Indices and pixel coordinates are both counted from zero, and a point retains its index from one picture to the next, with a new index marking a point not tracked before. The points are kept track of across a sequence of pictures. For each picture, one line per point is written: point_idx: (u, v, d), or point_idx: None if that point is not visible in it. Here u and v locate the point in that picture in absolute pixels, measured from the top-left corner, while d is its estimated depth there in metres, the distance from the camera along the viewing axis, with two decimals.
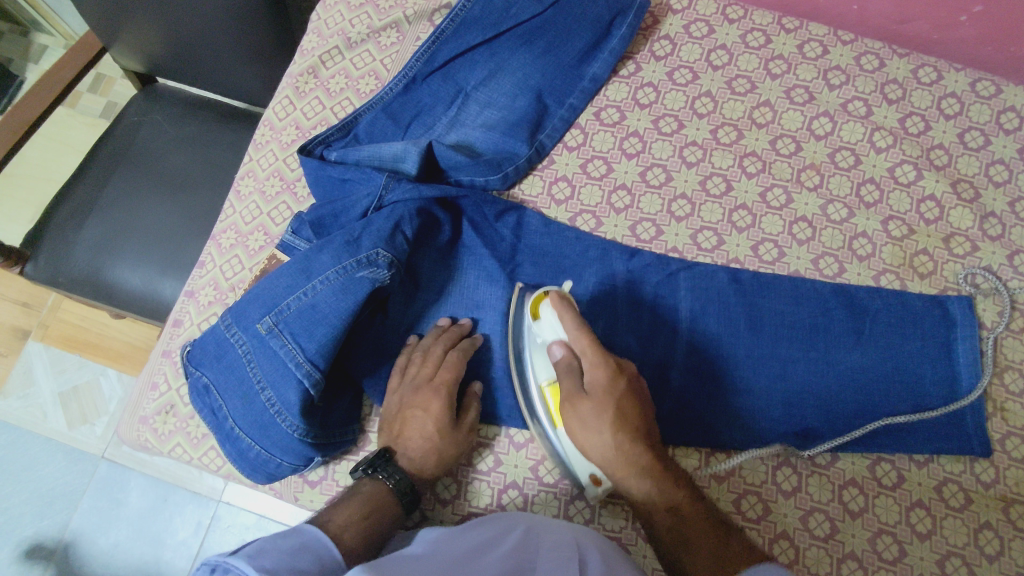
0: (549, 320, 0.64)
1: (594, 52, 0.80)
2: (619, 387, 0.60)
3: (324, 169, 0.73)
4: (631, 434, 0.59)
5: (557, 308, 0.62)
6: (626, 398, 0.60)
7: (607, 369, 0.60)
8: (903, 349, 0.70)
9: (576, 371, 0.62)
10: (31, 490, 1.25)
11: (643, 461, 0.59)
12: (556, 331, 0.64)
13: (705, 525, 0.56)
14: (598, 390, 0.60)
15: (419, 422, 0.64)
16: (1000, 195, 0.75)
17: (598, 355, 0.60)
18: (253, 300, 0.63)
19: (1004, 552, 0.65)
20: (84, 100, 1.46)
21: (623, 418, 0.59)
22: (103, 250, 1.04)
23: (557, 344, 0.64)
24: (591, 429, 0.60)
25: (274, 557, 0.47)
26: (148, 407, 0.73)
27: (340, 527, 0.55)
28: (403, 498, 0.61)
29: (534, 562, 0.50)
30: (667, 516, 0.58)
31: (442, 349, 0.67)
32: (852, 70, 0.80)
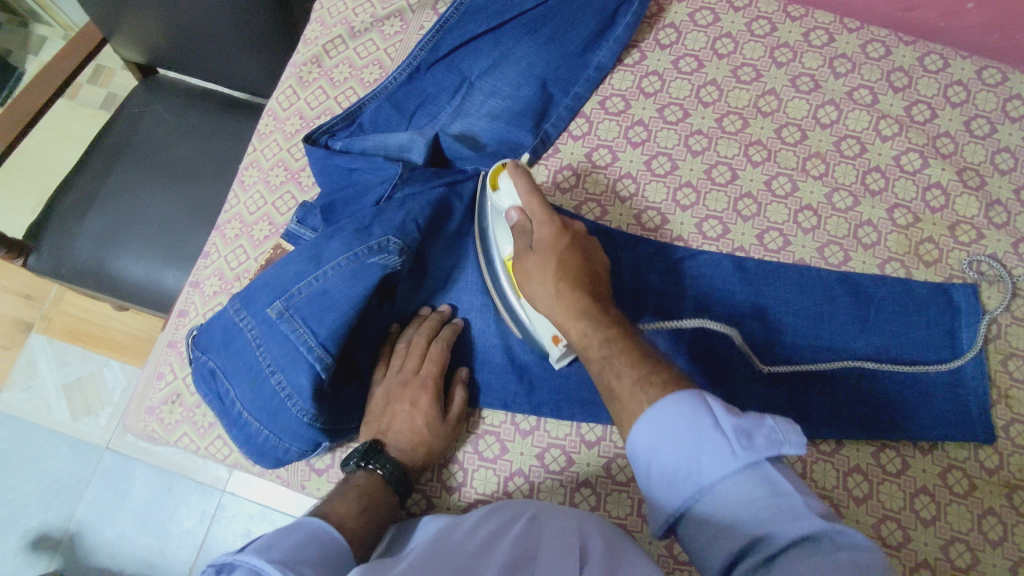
0: (506, 189, 0.65)
1: (598, 40, 0.80)
2: (566, 240, 0.60)
3: (330, 159, 0.72)
4: (573, 280, 0.58)
5: (510, 174, 0.64)
6: (571, 250, 0.60)
7: (554, 226, 0.61)
8: (907, 336, 0.70)
9: (528, 231, 0.62)
10: (37, 482, 1.25)
11: (583, 304, 0.57)
12: (510, 197, 0.65)
13: (636, 354, 0.52)
14: (545, 242, 0.61)
15: (407, 416, 0.64)
16: (1006, 183, 0.75)
17: (546, 211, 0.61)
18: (263, 286, 0.64)
19: (1008, 538, 0.65)
20: (84, 91, 1.46)
21: (567, 266, 0.59)
22: (105, 242, 1.04)
23: (513, 209, 0.64)
24: (537, 280, 0.60)
25: (282, 548, 0.47)
26: (154, 397, 0.73)
27: (340, 519, 0.56)
28: (396, 488, 0.61)
29: (538, 547, 0.49)
30: (599, 348, 0.54)
31: (424, 341, 0.67)
32: (858, 58, 0.79)
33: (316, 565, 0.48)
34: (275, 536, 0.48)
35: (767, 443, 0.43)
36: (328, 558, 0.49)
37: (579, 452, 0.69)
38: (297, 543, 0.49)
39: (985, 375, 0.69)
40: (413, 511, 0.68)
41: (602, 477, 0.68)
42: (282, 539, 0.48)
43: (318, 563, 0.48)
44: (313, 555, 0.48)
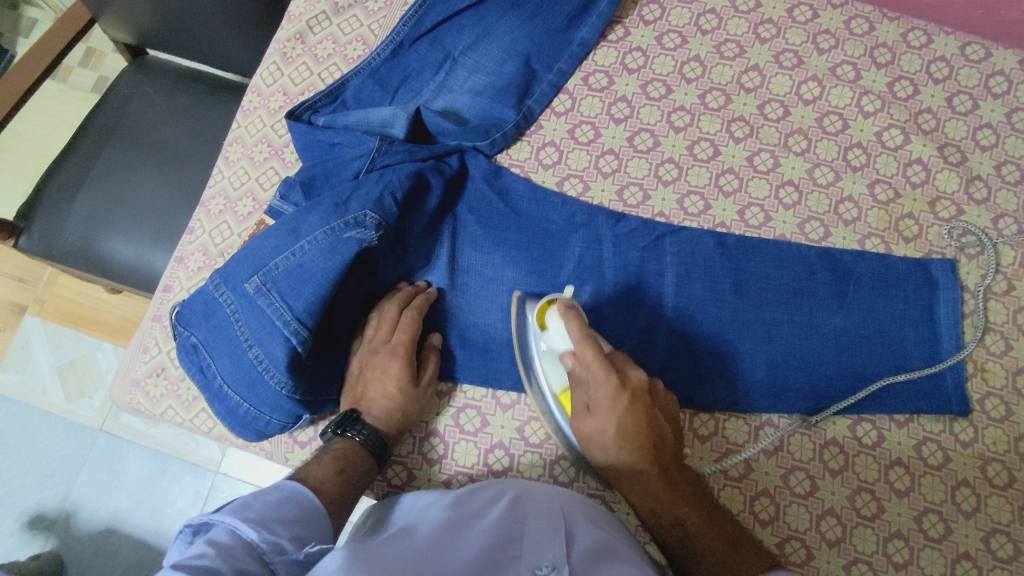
0: (557, 329, 0.64)
1: (582, 16, 0.79)
2: (625, 400, 0.60)
3: (313, 134, 0.73)
4: (635, 451, 0.60)
5: (561, 316, 0.63)
6: (632, 413, 0.60)
7: (609, 386, 0.60)
8: (885, 311, 0.71)
9: (584, 382, 0.62)
10: (32, 463, 1.26)
11: (649, 480, 0.60)
12: (563, 340, 0.64)
13: (713, 538, 0.58)
14: (603, 405, 0.61)
15: (381, 383, 0.65)
16: (987, 159, 0.75)
17: (602, 369, 0.60)
18: (242, 260, 0.64)
19: (981, 509, 0.66)
20: (75, 74, 1.46)
21: (627, 435, 0.60)
22: (95, 223, 1.04)
23: (565, 355, 0.63)
24: (597, 444, 0.62)
25: (259, 506, 0.48)
26: (139, 370, 0.74)
27: (319, 481, 0.57)
28: (374, 451, 0.62)
29: (521, 533, 0.49)
30: (671, 527, 0.60)
31: (396, 309, 0.68)
32: (842, 34, 0.79)
33: (291, 524, 0.49)
34: (250, 496, 0.49)
35: None
36: (304, 519, 0.50)
37: None
38: (272, 504, 0.49)
39: (962, 348, 0.70)
40: (394, 482, 0.69)
41: None
42: (259, 498, 0.49)
43: (292, 522, 0.49)
44: (287, 515, 0.49)
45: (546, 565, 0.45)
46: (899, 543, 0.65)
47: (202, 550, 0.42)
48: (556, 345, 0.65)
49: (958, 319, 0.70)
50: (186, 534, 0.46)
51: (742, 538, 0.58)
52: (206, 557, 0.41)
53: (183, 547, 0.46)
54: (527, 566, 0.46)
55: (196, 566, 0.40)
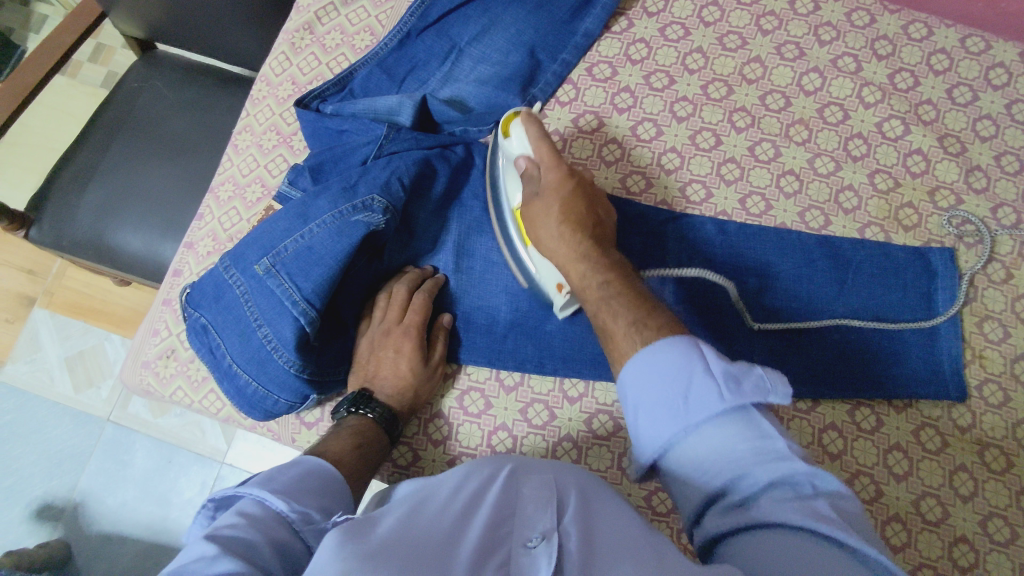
0: (517, 134, 0.67)
1: (586, 7, 0.81)
2: (571, 187, 0.62)
3: (321, 121, 0.75)
4: (573, 225, 0.61)
5: (522, 121, 0.65)
6: (575, 200, 0.62)
7: (559, 171, 0.63)
8: (884, 297, 0.72)
9: (533, 176, 0.64)
10: (41, 452, 1.28)
11: (584, 248, 0.60)
12: (522, 143, 0.66)
13: (636, 302, 0.54)
14: (552, 190, 0.62)
15: (392, 363, 0.67)
16: (986, 149, 0.76)
17: (553, 159, 0.63)
18: (252, 243, 0.65)
19: (978, 493, 0.67)
20: (85, 69, 1.47)
21: (568, 211, 0.61)
22: (105, 213, 1.06)
23: (522, 156, 0.65)
24: (540, 225, 0.62)
25: (285, 480, 0.49)
26: (150, 352, 0.75)
27: (336, 455, 0.58)
28: (388, 429, 0.64)
29: (516, 503, 0.50)
30: (597, 290, 0.57)
31: (406, 291, 0.69)
32: (843, 27, 0.80)
33: (316, 496, 0.49)
34: (276, 470, 0.49)
35: (753, 389, 0.44)
36: (329, 491, 0.51)
37: (561, 408, 0.71)
38: (297, 476, 0.50)
39: (958, 335, 0.71)
40: (400, 463, 0.70)
41: (583, 431, 0.70)
42: (283, 471, 0.50)
43: (318, 493, 0.49)
44: (313, 487, 0.50)
45: (538, 535, 0.46)
46: (897, 526, 0.66)
47: (232, 521, 0.44)
48: (514, 149, 0.66)
49: (955, 306, 0.71)
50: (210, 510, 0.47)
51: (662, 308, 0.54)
52: (237, 530, 0.42)
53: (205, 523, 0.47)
54: (519, 538, 0.47)
55: (230, 536, 0.41)
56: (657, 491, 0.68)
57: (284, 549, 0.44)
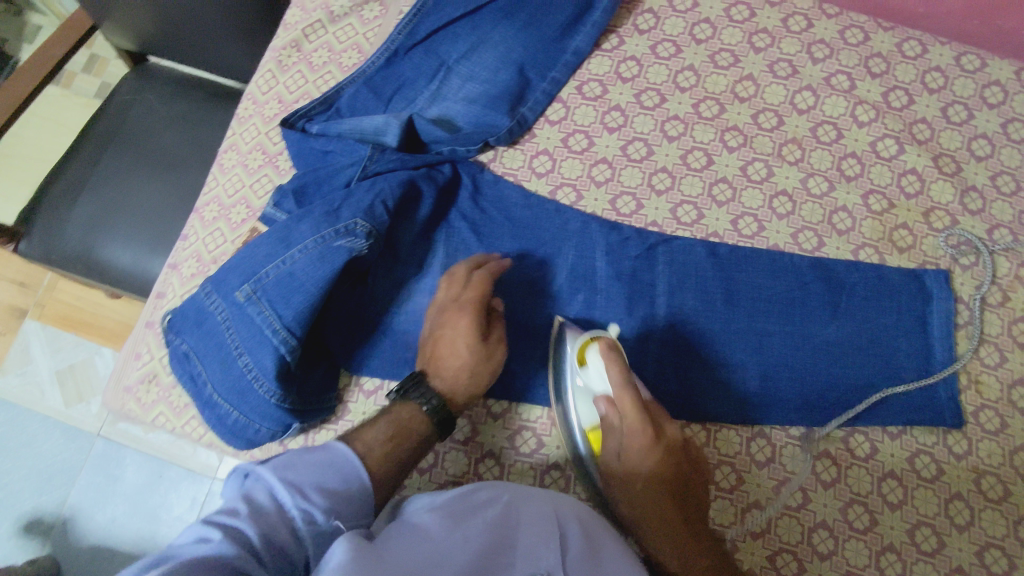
0: (596, 370, 0.63)
1: (576, 25, 0.80)
2: (656, 452, 0.60)
3: (306, 141, 0.74)
4: (661, 499, 0.60)
5: (602, 355, 0.62)
6: (662, 466, 0.60)
7: (645, 435, 0.60)
8: (879, 321, 0.70)
9: (613, 426, 0.62)
10: (31, 466, 1.26)
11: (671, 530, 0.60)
12: (601, 383, 0.63)
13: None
14: (637, 452, 0.61)
15: (448, 341, 0.64)
16: (982, 169, 0.75)
17: (637, 418, 0.60)
18: (233, 268, 0.65)
19: (975, 523, 0.65)
20: (78, 80, 1.46)
21: (655, 483, 0.60)
22: (94, 228, 1.04)
23: (601, 397, 0.62)
24: (624, 486, 0.62)
25: (301, 467, 0.49)
26: (131, 376, 0.74)
27: (368, 444, 0.55)
28: (433, 414, 0.60)
29: (514, 533, 0.48)
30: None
31: (465, 272, 0.68)
32: (836, 44, 0.79)
33: (329, 492, 0.49)
34: (296, 457, 0.50)
35: None
36: (343, 490, 0.50)
37: (549, 434, 0.70)
38: (310, 470, 0.49)
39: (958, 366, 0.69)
40: None
41: (572, 459, 0.69)
42: (305, 457, 0.50)
43: (331, 491, 0.49)
44: (328, 482, 0.49)
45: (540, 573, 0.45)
46: (890, 557, 0.65)
47: (236, 508, 0.45)
48: (593, 379, 0.63)
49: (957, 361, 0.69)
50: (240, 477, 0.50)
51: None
52: (237, 519, 0.44)
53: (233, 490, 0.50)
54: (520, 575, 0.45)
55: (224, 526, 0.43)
56: None
57: (282, 547, 0.45)
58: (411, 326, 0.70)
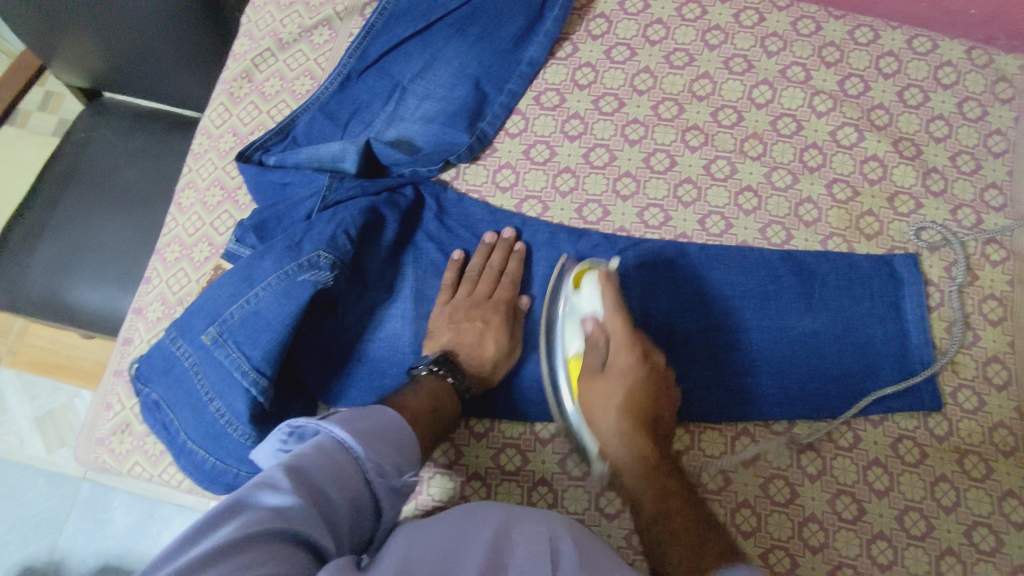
0: (588, 294, 0.65)
1: (529, 35, 0.79)
2: (639, 373, 0.62)
3: (263, 175, 0.72)
4: (635, 419, 0.61)
5: (595, 281, 0.65)
6: (641, 386, 0.62)
7: (630, 354, 0.62)
8: (853, 310, 0.71)
9: (598, 347, 0.65)
10: (16, 517, 1.22)
11: (641, 451, 0.61)
12: (592, 305, 0.65)
13: (691, 524, 0.56)
14: (620, 372, 0.63)
15: (481, 333, 0.67)
16: (941, 150, 0.75)
17: (625, 337, 0.63)
18: (197, 311, 0.64)
19: (961, 503, 0.65)
20: (34, 119, 1.43)
21: (631, 402, 0.62)
22: (59, 271, 1.01)
23: (589, 319, 0.65)
24: (600, 408, 0.63)
25: (360, 423, 0.51)
26: (103, 428, 0.72)
27: (414, 414, 0.59)
28: (460, 395, 0.64)
29: (508, 556, 0.47)
30: (655, 503, 0.59)
31: (500, 270, 0.71)
32: (789, 36, 0.79)
33: (387, 447, 0.51)
34: (353, 415, 0.51)
35: None
36: (398, 446, 0.52)
37: (533, 450, 0.69)
38: (373, 429, 0.51)
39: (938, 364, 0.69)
40: None
41: (557, 474, 0.68)
42: (362, 417, 0.52)
43: (389, 446, 0.51)
44: (384, 437, 0.51)
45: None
46: (882, 544, 0.65)
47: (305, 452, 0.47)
48: (582, 307, 0.66)
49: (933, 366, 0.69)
50: (284, 433, 0.50)
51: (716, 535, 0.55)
52: (309, 463, 0.46)
53: (279, 443, 0.50)
54: None
55: (298, 470, 0.45)
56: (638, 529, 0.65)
57: (350, 488, 0.47)
58: (387, 352, 0.69)
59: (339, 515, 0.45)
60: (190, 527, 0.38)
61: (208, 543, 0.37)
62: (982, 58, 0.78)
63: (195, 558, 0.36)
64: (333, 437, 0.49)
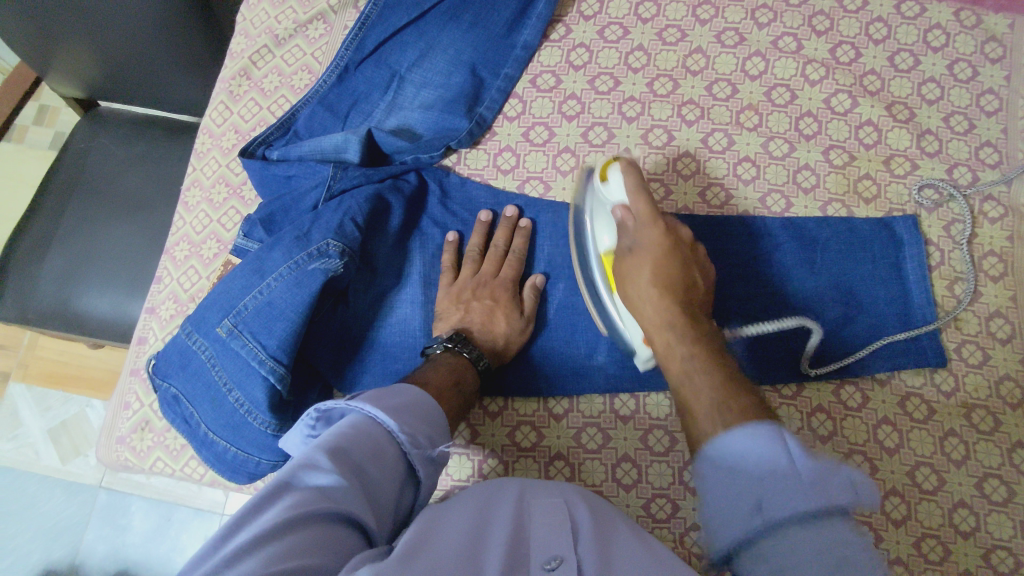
0: (615, 182, 0.63)
1: (522, 19, 0.80)
2: (666, 245, 0.59)
3: (267, 169, 0.73)
4: (666, 289, 0.58)
5: (620, 168, 0.63)
6: (671, 258, 0.59)
7: (658, 229, 0.60)
8: (855, 272, 0.72)
9: (626, 229, 0.61)
10: (36, 527, 1.22)
11: (670, 315, 0.56)
12: (619, 193, 0.63)
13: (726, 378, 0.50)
14: (647, 246, 0.60)
15: (491, 309, 0.68)
16: (934, 112, 0.76)
17: (651, 215, 0.60)
18: (211, 305, 0.65)
19: (970, 455, 0.67)
20: (31, 133, 1.44)
21: (661, 274, 0.58)
22: (69, 280, 1.02)
23: (617, 205, 0.62)
24: (630, 283, 0.60)
25: (391, 402, 0.51)
26: (123, 426, 0.73)
27: (437, 388, 0.60)
28: (479, 369, 0.65)
29: (526, 527, 0.48)
30: (682, 362, 0.53)
31: (501, 248, 0.72)
32: (779, 7, 0.80)
33: (419, 423, 0.51)
34: (381, 394, 0.52)
35: (845, 493, 0.40)
36: (427, 421, 0.53)
37: (548, 426, 0.70)
38: (401, 405, 0.52)
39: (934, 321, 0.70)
40: None
41: (573, 448, 0.69)
42: (391, 396, 0.52)
43: (421, 422, 0.52)
44: (416, 414, 0.52)
45: (552, 560, 0.44)
46: (895, 500, 0.66)
47: (340, 432, 0.47)
48: (610, 198, 0.64)
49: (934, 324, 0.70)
50: (312, 417, 0.50)
51: (752, 391, 0.49)
52: (346, 442, 0.46)
53: (310, 426, 0.51)
54: (535, 561, 0.45)
55: (337, 448, 0.45)
56: (655, 498, 0.66)
57: (388, 462, 0.47)
58: (399, 336, 0.70)
59: (379, 492, 0.46)
60: (231, 517, 0.39)
61: (250, 533, 0.38)
62: (970, 20, 0.79)
63: (240, 546, 0.37)
64: (365, 414, 0.49)
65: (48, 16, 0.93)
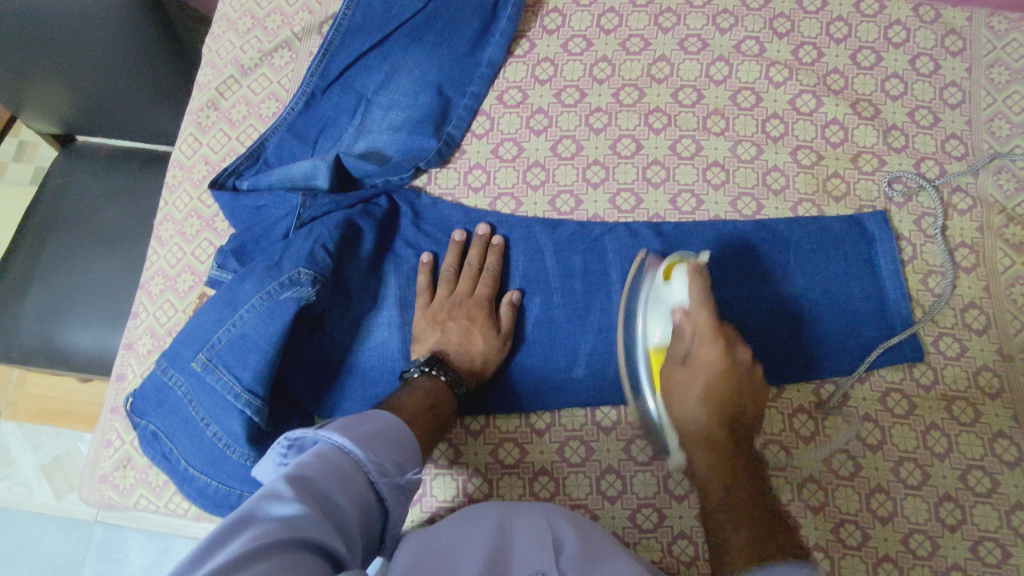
0: (678, 285, 0.65)
1: (485, 37, 0.80)
2: (722, 367, 0.61)
3: (238, 201, 0.73)
4: (716, 412, 0.60)
5: (687, 273, 0.64)
6: (725, 378, 0.61)
7: (717, 345, 0.61)
8: (828, 271, 0.72)
9: (683, 338, 0.63)
10: (32, 567, 1.21)
11: (712, 438, 0.59)
12: (681, 295, 0.64)
13: (757, 525, 0.53)
14: (703, 359, 0.62)
15: (466, 329, 0.68)
16: (899, 108, 0.77)
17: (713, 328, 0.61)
18: (185, 340, 0.65)
19: (953, 449, 0.67)
20: (11, 170, 1.44)
21: (715, 392, 0.61)
22: (51, 316, 1.01)
23: (676, 307, 0.64)
24: (677, 395, 0.62)
25: (359, 429, 0.52)
26: (105, 465, 0.72)
27: (412, 413, 0.60)
28: (456, 390, 0.65)
29: (510, 543, 0.49)
30: (720, 489, 0.56)
31: (476, 266, 0.72)
32: (740, 12, 0.81)
33: (386, 451, 0.52)
34: (351, 421, 0.52)
35: None
36: (397, 447, 0.53)
37: (531, 442, 0.70)
38: (371, 432, 0.52)
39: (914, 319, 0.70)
40: None
41: (557, 462, 0.69)
42: (360, 423, 0.53)
43: (388, 450, 0.52)
44: (384, 441, 0.52)
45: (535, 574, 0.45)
46: (881, 497, 0.66)
47: (307, 462, 0.47)
48: (671, 300, 0.65)
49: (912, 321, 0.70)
50: (284, 445, 0.51)
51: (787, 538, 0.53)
52: (312, 472, 0.46)
53: (281, 456, 0.51)
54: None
55: (302, 478, 0.45)
56: (641, 508, 0.67)
57: (354, 490, 0.47)
58: (377, 360, 0.70)
59: (346, 519, 0.45)
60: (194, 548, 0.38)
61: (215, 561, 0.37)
62: (929, 14, 0.79)
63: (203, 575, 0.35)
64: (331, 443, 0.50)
65: (20, 57, 0.93)
